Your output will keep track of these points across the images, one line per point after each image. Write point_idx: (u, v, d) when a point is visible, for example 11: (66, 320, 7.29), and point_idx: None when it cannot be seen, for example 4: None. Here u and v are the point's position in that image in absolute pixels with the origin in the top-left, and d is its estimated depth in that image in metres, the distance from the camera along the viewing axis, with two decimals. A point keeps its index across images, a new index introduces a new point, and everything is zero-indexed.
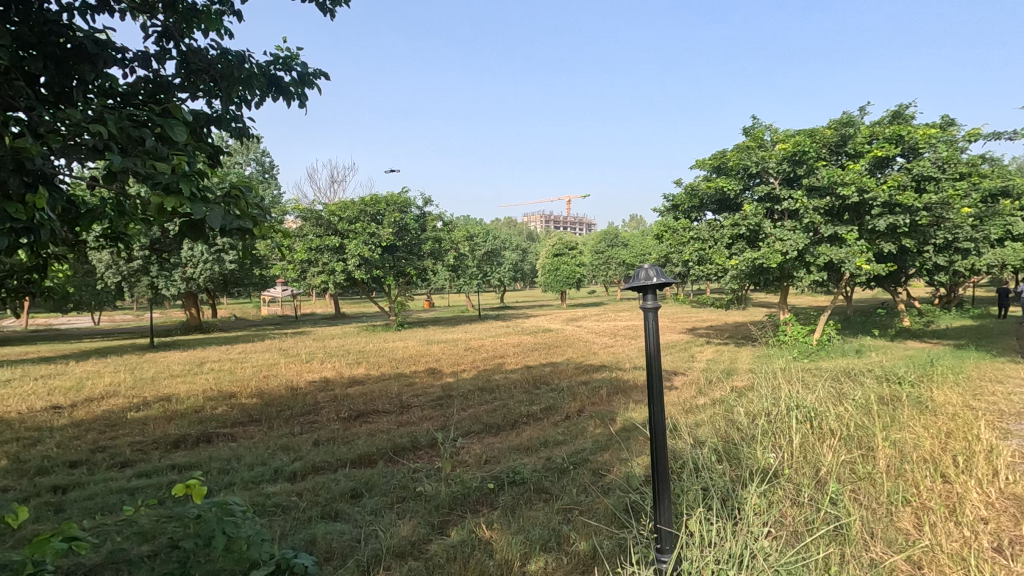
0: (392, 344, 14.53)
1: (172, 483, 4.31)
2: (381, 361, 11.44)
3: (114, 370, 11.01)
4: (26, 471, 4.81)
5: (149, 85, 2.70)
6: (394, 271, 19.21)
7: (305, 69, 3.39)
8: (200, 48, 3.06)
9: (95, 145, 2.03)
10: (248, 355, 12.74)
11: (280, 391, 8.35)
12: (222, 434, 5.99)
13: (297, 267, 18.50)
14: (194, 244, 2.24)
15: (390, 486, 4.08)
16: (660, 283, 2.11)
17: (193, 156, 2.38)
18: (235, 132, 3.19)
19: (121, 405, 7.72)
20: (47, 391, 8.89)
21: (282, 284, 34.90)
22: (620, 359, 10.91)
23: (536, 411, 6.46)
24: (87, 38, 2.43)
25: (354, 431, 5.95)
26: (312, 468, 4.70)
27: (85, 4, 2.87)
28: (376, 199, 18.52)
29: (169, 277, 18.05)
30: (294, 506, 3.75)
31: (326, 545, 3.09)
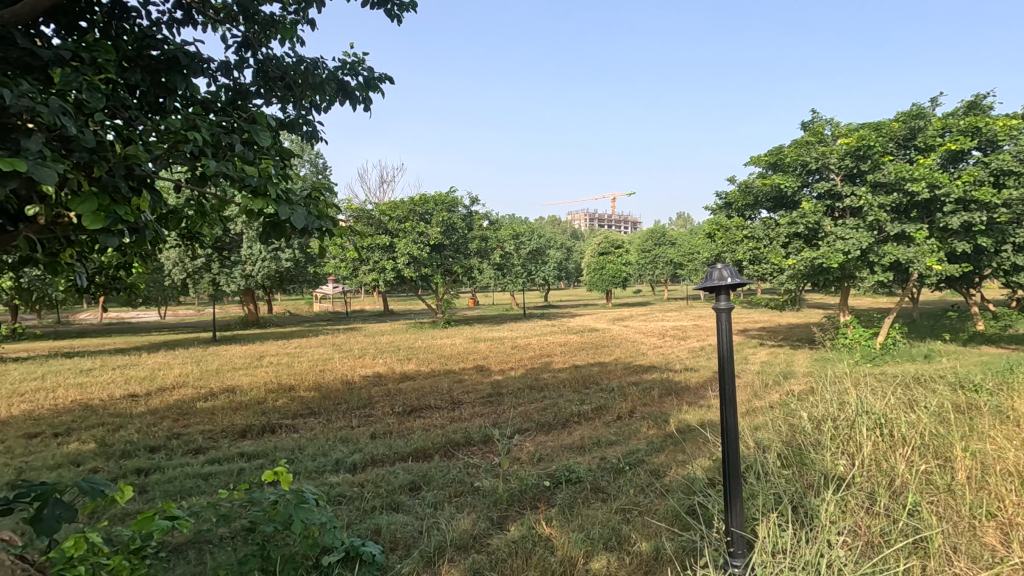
0: (440, 341, 14.77)
1: (243, 470, 4.54)
2: (430, 358, 11.65)
3: (183, 362, 11.67)
4: (112, 454, 5.19)
5: (229, 92, 2.85)
6: (442, 269, 19.52)
7: (371, 73, 3.51)
8: (276, 56, 3.21)
9: (192, 152, 2.18)
10: (303, 350, 13.25)
11: (336, 385, 8.64)
12: (284, 425, 6.28)
13: (349, 266, 19.07)
14: (276, 244, 2.36)
15: (448, 480, 4.17)
16: (734, 283, 2.09)
17: (276, 160, 2.52)
18: (306, 136, 3.33)
19: (191, 395, 8.19)
20: (125, 380, 9.54)
21: (333, 282, 36.03)
22: (671, 360, 10.72)
23: (587, 410, 6.44)
24: (178, 51, 2.59)
25: (408, 425, 6.09)
26: (371, 461, 4.85)
27: (172, 19, 3.07)
28: (425, 199, 18.90)
29: (230, 274, 18.97)
30: (358, 497, 3.89)
31: (390, 535, 3.20)
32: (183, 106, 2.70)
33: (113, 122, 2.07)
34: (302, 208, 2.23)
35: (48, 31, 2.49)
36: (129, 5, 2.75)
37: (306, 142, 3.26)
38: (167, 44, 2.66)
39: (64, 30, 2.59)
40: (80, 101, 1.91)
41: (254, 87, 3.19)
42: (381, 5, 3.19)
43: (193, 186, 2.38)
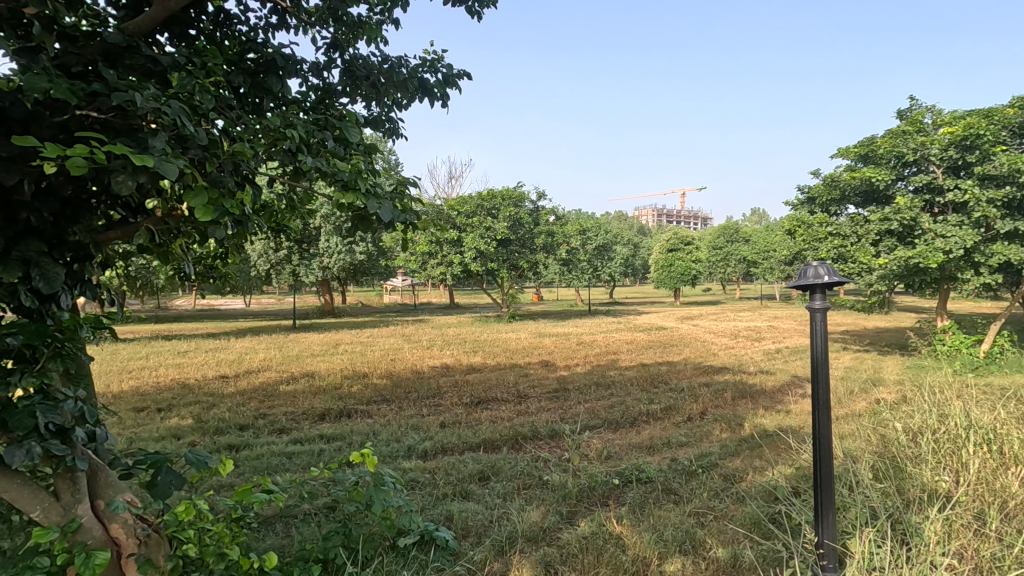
0: (505, 335, 14.91)
1: (322, 451, 4.79)
2: (495, 351, 11.79)
3: (266, 347, 12.46)
4: (207, 429, 5.62)
5: (319, 92, 2.99)
6: (508, 264, 19.67)
7: (449, 70, 3.58)
8: (361, 56, 3.34)
9: (290, 148, 2.31)
10: (375, 339, 13.80)
11: (406, 375, 8.92)
12: (359, 410, 6.57)
13: (419, 259, 19.64)
14: (364, 236, 2.46)
15: (516, 472, 4.22)
16: (832, 282, 1.98)
17: (364, 155, 2.63)
18: (388, 132, 3.44)
19: (275, 378, 8.74)
20: (217, 362, 10.31)
21: (401, 274, 37.13)
22: (744, 362, 10.27)
23: (656, 409, 6.30)
24: (275, 55, 2.75)
25: (476, 416, 6.21)
26: (441, 449, 4.98)
27: (268, 23, 3.26)
28: (492, 194, 19.14)
29: (309, 266, 20.02)
30: (430, 483, 4.00)
31: (462, 523, 3.27)
32: (279, 105, 2.87)
33: (218, 122, 2.23)
34: (388, 202, 2.31)
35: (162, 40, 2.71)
36: (232, 11, 2.94)
37: (389, 139, 3.38)
38: (265, 47, 2.83)
39: (174, 37, 2.81)
40: (192, 102, 2.06)
41: (341, 86, 3.34)
42: (461, 2, 3.24)
43: (289, 181, 2.52)
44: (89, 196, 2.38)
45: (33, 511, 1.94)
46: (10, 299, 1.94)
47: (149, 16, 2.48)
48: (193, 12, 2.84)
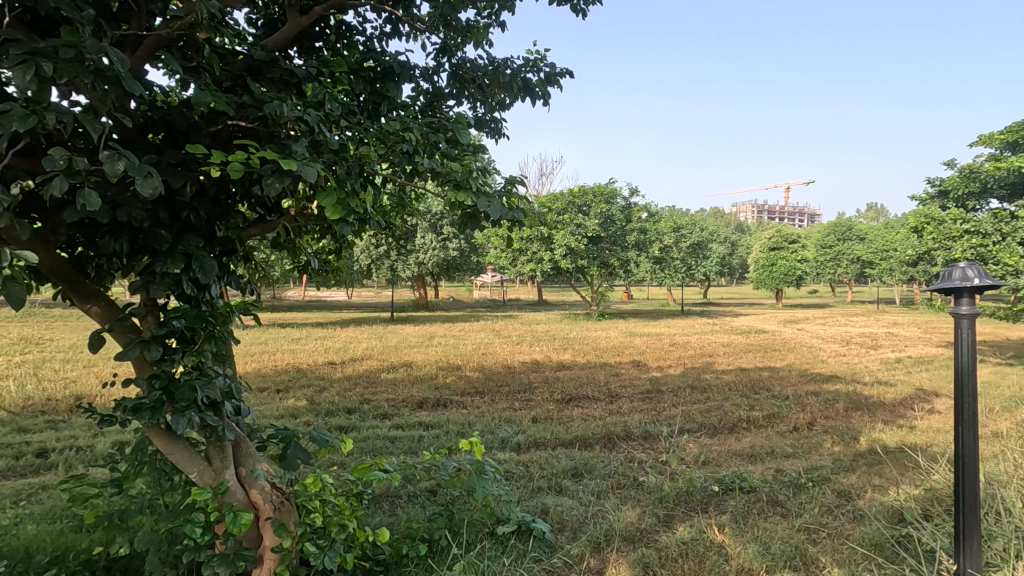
0: (594, 333, 14.80)
1: (422, 438, 5.03)
2: (585, 349, 11.74)
3: (369, 337, 13.28)
4: (320, 410, 6.11)
5: (429, 96, 3.14)
6: (599, 262, 19.44)
7: (552, 69, 3.61)
8: (469, 59, 3.45)
9: (407, 150, 2.45)
10: (467, 333, 14.25)
11: (498, 369, 9.14)
12: (454, 401, 6.82)
13: (509, 256, 19.97)
14: (472, 233, 2.56)
15: (610, 471, 4.19)
16: (983, 285, 1.79)
17: (472, 155, 2.73)
18: (492, 132, 3.54)
19: (376, 366, 9.29)
20: (325, 349, 11.13)
21: (491, 270, 37.93)
22: (858, 371, 9.44)
23: (757, 416, 5.98)
24: (392, 63, 2.93)
25: (568, 413, 6.23)
26: (534, 443, 5.05)
27: (382, 33, 3.46)
28: (584, 191, 19.08)
29: (406, 261, 21.06)
30: (524, 476, 4.08)
31: (558, 516, 3.32)
32: (393, 110, 3.04)
33: (343, 126, 2.40)
34: (497, 201, 2.39)
35: (294, 55, 2.99)
36: (353, 23, 3.16)
37: (494, 139, 3.47)
38: (382, 56, 3.02)
39: (303, 52, 3.08)
40: (322, 109, 2.23)
41: (449, 89, 3.48)
42: (566, 1, 3.26)
43: (404, 180, 2.67)
44: (234, 197, 2.66)
45: (191, 472, 2.25)
46: (174, 287, 2.23)
47: (285, 32, 2.75)
48: (318, 28, 3.10)
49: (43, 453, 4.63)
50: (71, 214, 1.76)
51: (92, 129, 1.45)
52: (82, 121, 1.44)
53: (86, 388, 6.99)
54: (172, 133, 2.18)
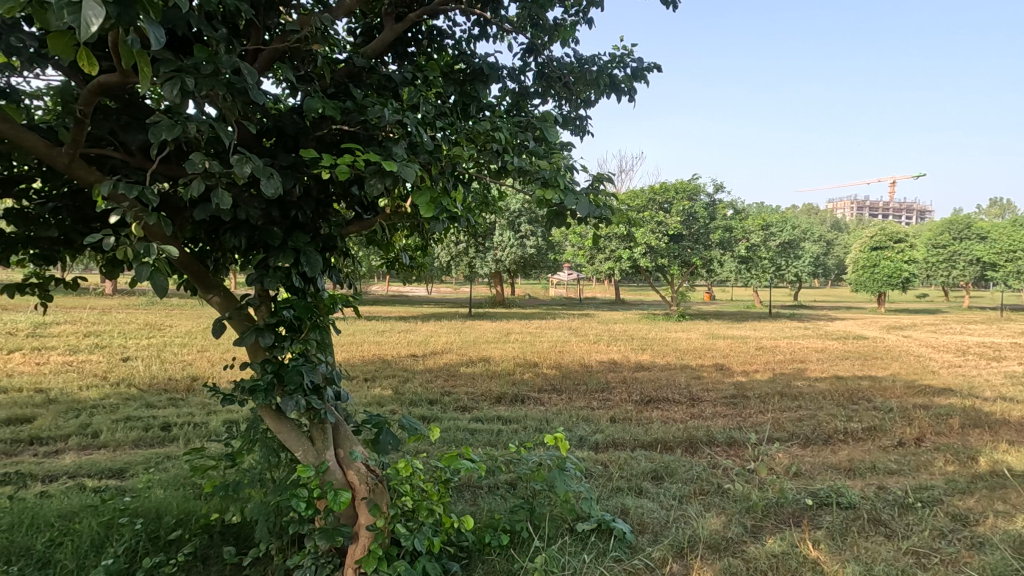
0: (674, 334, 14.36)
1: (501, 432, 5.12)
2: (664, 350, 11.43)
3: (448, 331, 13.69)
4: (404, 400, 6.39)
5: (516, 95, 3.19)
6: (680, 261, 18.83)
7: (639, 63, 3.55)
8: (556, 58, 3.47)
9: (497, 149, 2.51)
10: (544, 330, 14.31)
11: (575, 367, 9.12)
12: (532, 397, 6.89)
13: (587, 254, 19.82)
14: (559, 230, 2.58)
15: (692, 476, 4.06)
16: None
17: (559, 152, 2.74)
18: (577, 130, 3.53)
19: (456, 360, 9.57)
20: (408, 342, 11.60)
21: (567, 268, 37.76)
22: (977, 384, 8.52)
23: (856, 429, 5.55)
24: (482, 64, 3.00)
25: (647, 414, 6.11)
26: (612, 443, 5.00)
27: (471, 35, 3.56)
28: (666, 187, 18.59)
29: (485, 258, 21.50)
30: (604, 475, 4.06)
31: (638, 518, 3.27)
32: (481, 110, 3.12)
33: (438, 127, 2.49)
34: (584, 198, 2.39)
35: (389, 60, 3.14)
36: (443, 27, 3.27)
37: (580, 137, 3.47)
38: (472, 58, 3.10)
39: (397, 57, 3.23)
40: (419, 112, 2.33)
41: (535, 88, 3.52)
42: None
43: (492, 179, 2.73)
44: (335, 197, 2.85)
45: (297, 451, 2.45)
46: (285, 280, 2.43)
47: (382, 39, 2.90)
48: (412, 33, 3.24)
49: (167, 427, 5.18)
50: (202, 212, 1.96)
51: (225, 136, 1.62)
52: (218, 129, 1.60)
53: (201, 370, 7.73)
54: (282, 138, 2.37)
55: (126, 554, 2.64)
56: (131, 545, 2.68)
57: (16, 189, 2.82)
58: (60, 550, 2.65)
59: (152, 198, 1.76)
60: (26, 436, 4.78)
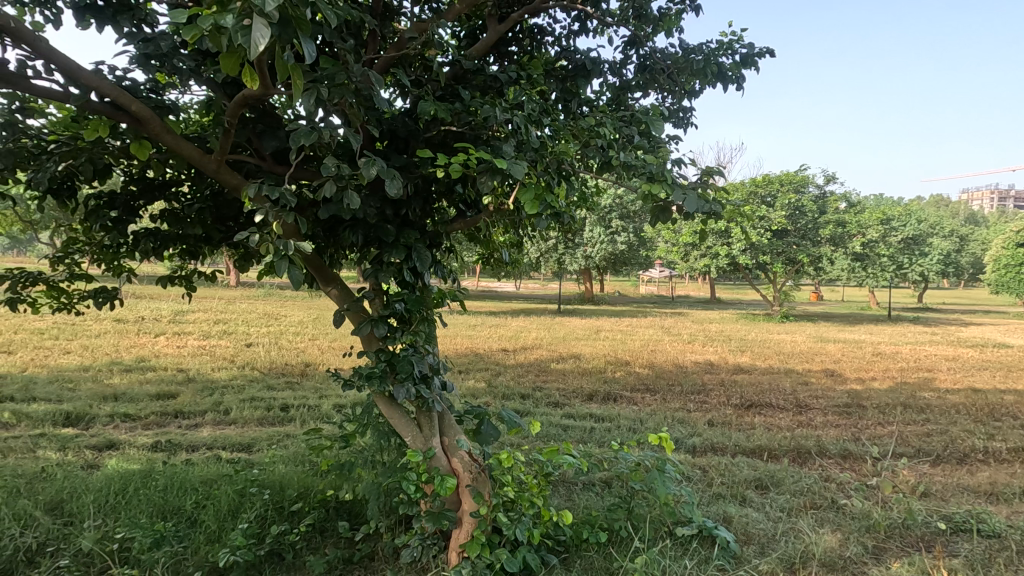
0: (777, 335, 13.49)
1: (594, 429, 5.08)
2: (766, 352, 10.76)
3: (538, 327, 13.79)
4: (497, 393, 6.54)
5: (618, 90, 3.15)
6: (784, 258, 17.62)
7: (749, 49, 3.37)
8: (659, 50, 3.37)
9: (602, 145, 2.49)
10: (635, 329, 14.01)
11: (669, 367, 8.83)
12: (624, 396, 6.78)
13: (681, 250, 19.15)
14: (666, 225, 2.51)
15: (801, 488, 3.80)
16: None
17: (664, 145, 2.66)
18: (680, 123, 3.41)
19: (546, 355, 9.62)
20: (499, 336, 11.84)
21: (659, 265, 36.70)
22: None
23: (999, 449, 4.91)
24: (584, 60, 2.97)
25: (748, 419, 5.81)
26: (711, 447, 4.80)
27: (571, 30, 3.55)
28: (769, 180, 17.49)
29: (574, 254, 21.39)
30: (703, 480, 3.91)
31: (742, 528, 3.13)
32: (581, 106, 3.12)
33: (543, 124, 2.51)
34: (693, 192, 2.29)
35: (491, 61, 3.21)
36: (544, 25, 3.29)
37: (683, 129, 3.35)
38: (575, 54, 3.09)
39: (499, 57, 3.29)
40: (525, 110, 2.37)
41: (637, 81, 3.44)
42: None
43: (596, 174, 2.71)
44: (443, 196, 2.96)
45: (407, 436, 2.61)
46: (397, 274, 2.56)
47: (486, 40, 2.97)
48: (513, 33, 3.28)
49: (285, 407, 5.67)
50: (330, 211, 2.12)
51: (354, 141, 1.74)
52: (348, 134, 1.72)
53: (313, 357, 8.38)
54: (394, 141, 2.51)
55: (258, 519, 2.93)
56: (261, 513, 2.97)
57: (169, 192, 3.22)
58: (204, 512, 3.00)
59: (289, 199, 1.92)
60: (172, 410, 5.44)
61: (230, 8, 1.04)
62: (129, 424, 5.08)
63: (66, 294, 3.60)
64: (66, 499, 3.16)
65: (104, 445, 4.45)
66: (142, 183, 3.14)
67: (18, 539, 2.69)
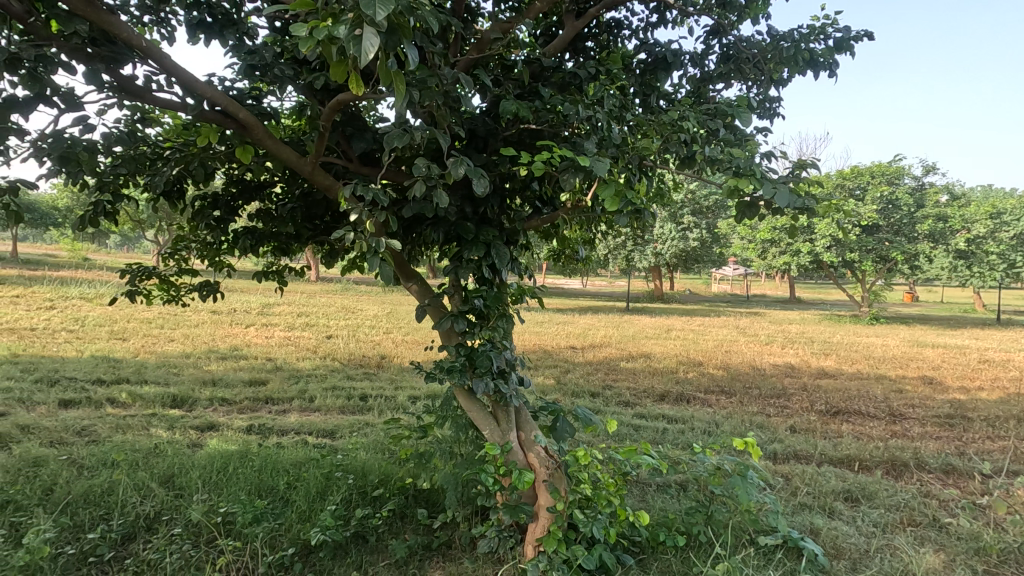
0: (866, 338, 12.59)
1: (668, 430, 4.97)
2: (854, 356, 10.07)
3: (607, 325, 13.62)
4: (566, 390, 6.53)
5: (699, 82, 3.06)
6: (874, 256, 16.39)
7: (845, 33, 3.16)
8: (745, 38, 3.23)
9: (685, 139, 2.42)
10: (708, 329, 13.51)
11: (746, 369, 8.47)
12: (698, 397, 6.57)
13: (758, 247, 18.28)
14: (752, 221, 2.41)
15: (897, 502, 3.55)
16: None
17: (751, 138, 2.56)
18: (766, 114, 3.26)
19: (615, 354, 9.49)
20: (567, 333, 11.80)
21: (733, 263, 35.19)
22: None
23: None
24: (664, 52, 2.90)
25: (835, 427, 5.47)
26: (794, 455, 4.57)
27: (649, 22, 3.47)
28: (858, 171, 16.34)
29: (643, 251, 20.93)
30: (787, 489, 3.72)
31: (832, 541, 2.96)
32: (660, 100, 3.04)
33: (623, 119, 2.48)
34: (784, 187, 2.18)
35: (567, 57, 3.20)
36: (620, 19, 3.24)
37: (770, 120, 3.19)
38: (654, 47, 3.02)
39: (575, 54, 3.27)
40: (606, 106, 2.35)
41: (719, 72, 3.32)
42: None
43: (677, 169, 2.65)
44: (519, 194, 2.99)
45: (485, 429, 2.67)
46: (476, 271, 2.62)
47: (562, 37, 2.96)
48: (589, 29, 3.26)
49: (364, 397, 5.95)
50: (416, 208, 2.21)
51: (443, 141, 1.80)
52: (437, 135, 1.78)
53: (388, 350, 8.71)
54: (475, 140, 2.57)
55: (343, 502, 3.10)
56: (346, 496, 3.13)
57: (265, 193, 3.45)
58: (296, 491, 3.20)
59: (381, 198, 2.02)
60: (263, 396, 5.84)
61: (343, 19, 1.11)
62: (226, 407, 5.50)
63: (175, 287, 3.93)
64: (176, 473, 3.47)
65: (206, 426, 4.85)
66: (241, 185, 3.39)
67: (138, 508, 2.99)
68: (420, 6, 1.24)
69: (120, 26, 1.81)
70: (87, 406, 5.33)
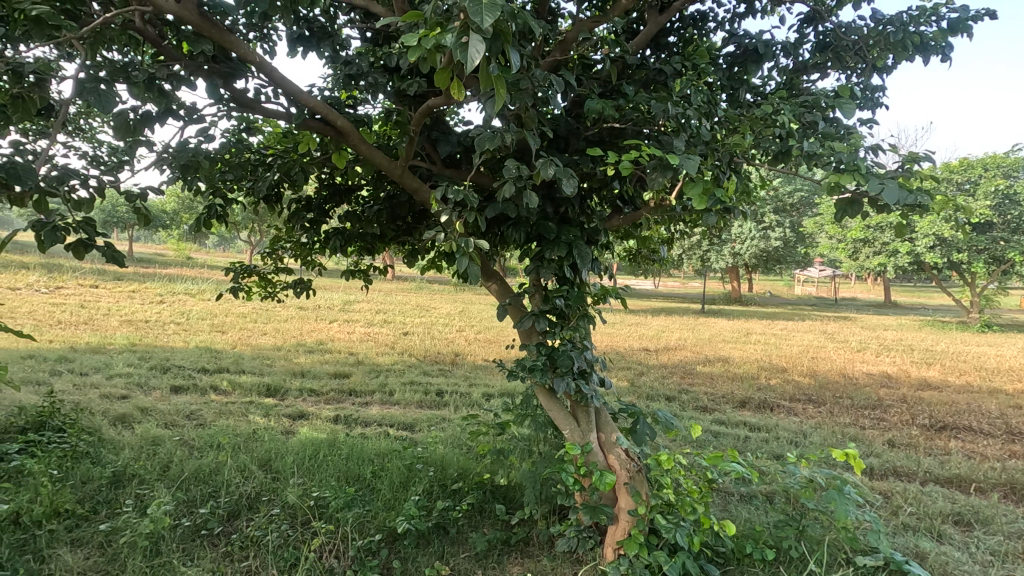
0: (977, 348, 11.40)
1: (749, 438, 4.76)
2: (963, 367, 9.15)
3: (681, 327, 13.20)
4: (641, 393, 6.39)
5: (792, 74, 2.90)
6: (987, 256, 14.82)
7: (961, 13, 2.88)
8: (845, 24, 3.02)
9: (781, 133, 2.30)
10: (791, 333, 12.77)
11: (835, 377, 7.93)
12: (782, 405, 6.23)
13: (849, 247, 17.04)
14: (856, 218, 2.25)
15: (1018, 530, 3.20)
16: None
17: (852, 130, 2.39)
18: (867, 104, 3.04)
19: (691, 357, 9.17)
20: (639, 335, 11.56)
21: (820, 264, 33.00)
22: None
23: None
24: (756, 43, 2.77)
25: (940, 443, 5.01)
26: (892, 471, 4.23)
27: (736, 13, 3.33)
28: (968, 164, 14.84)
29: (720, 252, 20.11)
30: (887, 508, 3.46)
31: (942, 568, 2.71)
32: (749, 94, 2.92)
33: (712, 115, 2.40)
34: (893, 180, 2.02)
35: (649, 53, 3.14)
36: (705, 12, 3.13)
37: (872, 110, 2.97)
38: (743, 38, 2.89)
39: (656, 50, 3.20)
40: (696, 102, 2.28)
41: (814, 61, 3.13)
42: None
43: (769, 165, 2.52)
44: (600, 193, 2.96)
45: (565, 430, 2.67)
46: (558, 270, 2.62)
47: (645, 33, 2.91)
48: (671, 23, 3.18)
49: (440, 393, 6.12)
50: (502, 208, 2.24)
51: (533, 142, 1.82)
52: (528, 137, 1.81)
53: (461, 347, 8.91)
54: (558, 140, 2.57)
55: (425, 493, 3.21)
56: (427, 488, 3.24)
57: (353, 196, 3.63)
58: (380, 481, 3.35)
59: (471, 199, 2.07)
60: (347, 389, 6.15)
61: (450, 28, 1.16)
62: (314, 398, 5.84)
63: (272, 284, 4.23)
64: (273, 457, 3.73)
65: (297, 414, 5.18)
66: (332, 188, 3.59)
67: (241, 488, 3.25)
68: (519, 11, 1.27)
69: (238, 43, 1.97)
70: (194, 392, 5.84)
